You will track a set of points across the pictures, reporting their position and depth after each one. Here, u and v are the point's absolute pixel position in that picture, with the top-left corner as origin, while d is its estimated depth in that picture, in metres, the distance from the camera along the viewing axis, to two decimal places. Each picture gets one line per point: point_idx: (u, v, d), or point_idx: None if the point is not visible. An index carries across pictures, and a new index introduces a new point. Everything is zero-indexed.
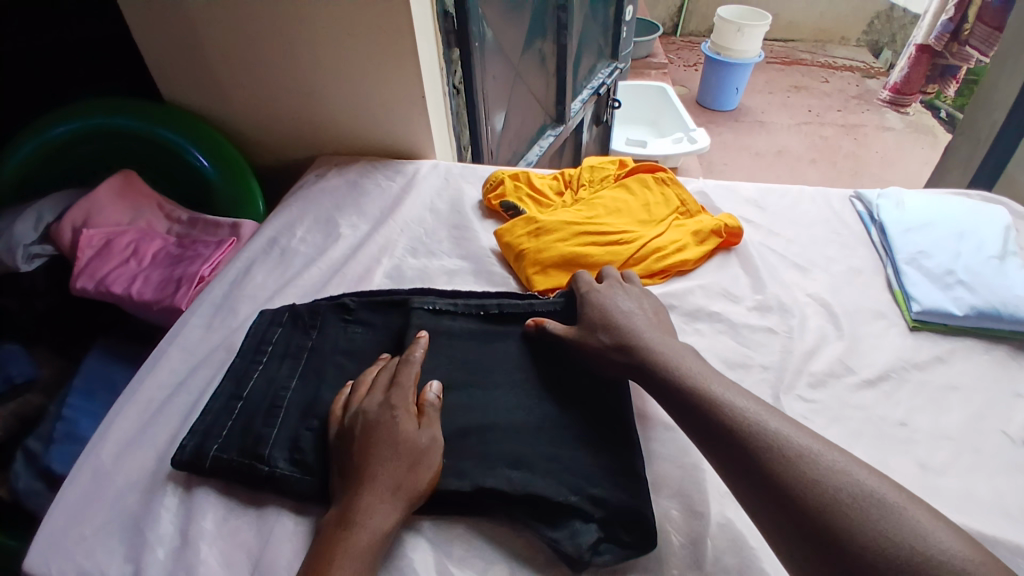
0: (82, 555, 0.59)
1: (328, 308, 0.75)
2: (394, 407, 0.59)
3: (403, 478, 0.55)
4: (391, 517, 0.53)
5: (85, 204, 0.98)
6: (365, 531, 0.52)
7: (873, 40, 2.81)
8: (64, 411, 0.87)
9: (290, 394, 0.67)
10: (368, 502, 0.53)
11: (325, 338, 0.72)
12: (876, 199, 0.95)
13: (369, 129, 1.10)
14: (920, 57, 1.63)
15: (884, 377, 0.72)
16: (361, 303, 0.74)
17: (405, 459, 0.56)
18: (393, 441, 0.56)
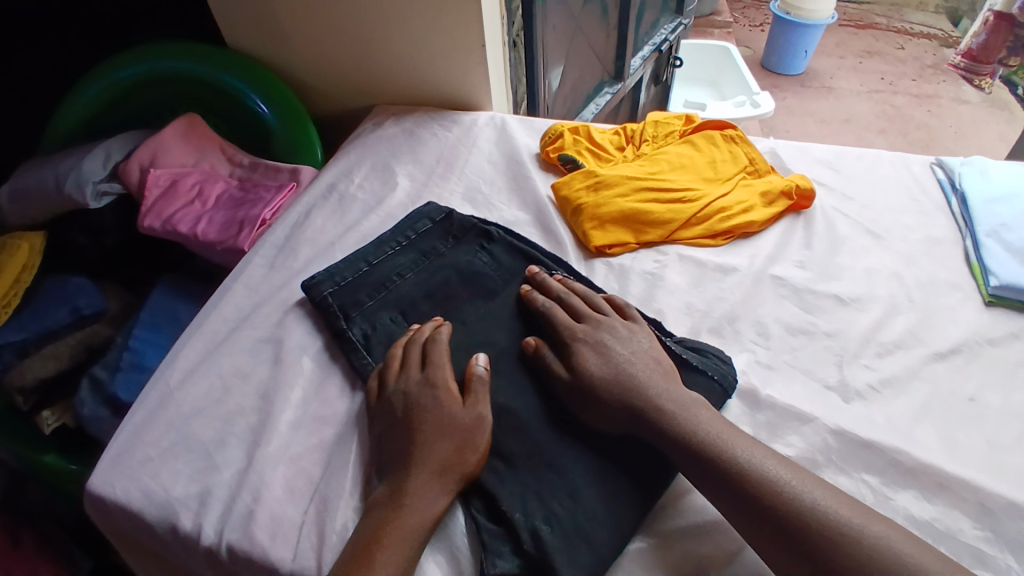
0: (149, 474, 0.63)
1: (475, 229, 0.80)
2: (434, 384, 0.61)
3: (449, 459, 0.56)
4: (436, 503, 0.54)
5: (151, 144, 1.02)
6: (412, 515, 0.53)
7: (952, 7, 2.54)
8: (132, 342, 0.92)
9: (400, 281, 0.76)
10: (416, 486, 0.54)
11: (458, 250, 0.79)
12: (959, 165, 0.88)
13: (426, 78, 1.09)
14: (998, 24, 1.41)
15: (956, 351, 0.68)
16: (503, 236, 0.79)
17: (456, 437, 0.57)
18: (439, 420, 0.58)
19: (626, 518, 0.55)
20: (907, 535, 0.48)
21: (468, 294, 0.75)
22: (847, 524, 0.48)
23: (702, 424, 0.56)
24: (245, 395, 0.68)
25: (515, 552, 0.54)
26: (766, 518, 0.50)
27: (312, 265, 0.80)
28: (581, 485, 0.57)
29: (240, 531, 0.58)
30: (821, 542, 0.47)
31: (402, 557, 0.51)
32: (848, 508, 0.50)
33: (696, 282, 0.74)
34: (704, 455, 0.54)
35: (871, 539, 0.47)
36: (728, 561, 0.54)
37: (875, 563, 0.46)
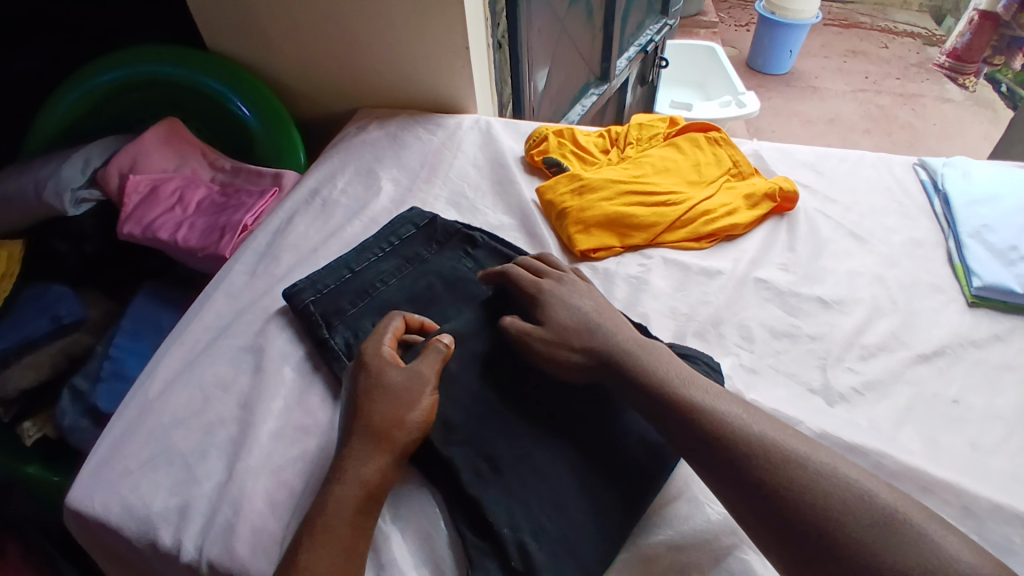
0: (129, 487, 0.62)
1: (460, 235, 0.80)
2: (366, 355, 0.60)
3: (377, 427, 0.55)
4: (364, 471, 0.53)
5: (131, 149, 1.00)
6: (341, 486, 0.52)
7: (935, 7, 2.56)
8: (113, 351, 0.90)
9: (385, 288, 0.75)
10: (345, 458, 0.54)
11: (442, 255, 0.78)
12: (941, 166, 0.89)
13: (411, 81, 1.08)
14: (982, 25, 1.58)
15: (939, 353, 0.69)
16: (488, 242, 0.79)
17: (388, 401, 0.56)
18: (370, 387, 0.57)
19: (613, 532, 0.55)
20: (861, 469, 0.49)
21: (452, 300, 0.74)
22: (795, 454, 0.49)
23: (662, 368, 0.57)
24: (226, 406, 0.67)
25: (503, 568, 0.53)
26: (717, 453, 0.51)
27: (295, 271, 0.79)
28: (569, 497, 0.57)
29: (221, 545, 0.57)
30: (768, 472, 0.48)
31: (337, 527, 0.50)
32: (797, 441, 0.51)
33: (680, 285, 0.74)
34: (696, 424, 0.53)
35: (817, 469, 0.48)
36: (713, 568, 0.54)
37: (818, 490, 0.47)
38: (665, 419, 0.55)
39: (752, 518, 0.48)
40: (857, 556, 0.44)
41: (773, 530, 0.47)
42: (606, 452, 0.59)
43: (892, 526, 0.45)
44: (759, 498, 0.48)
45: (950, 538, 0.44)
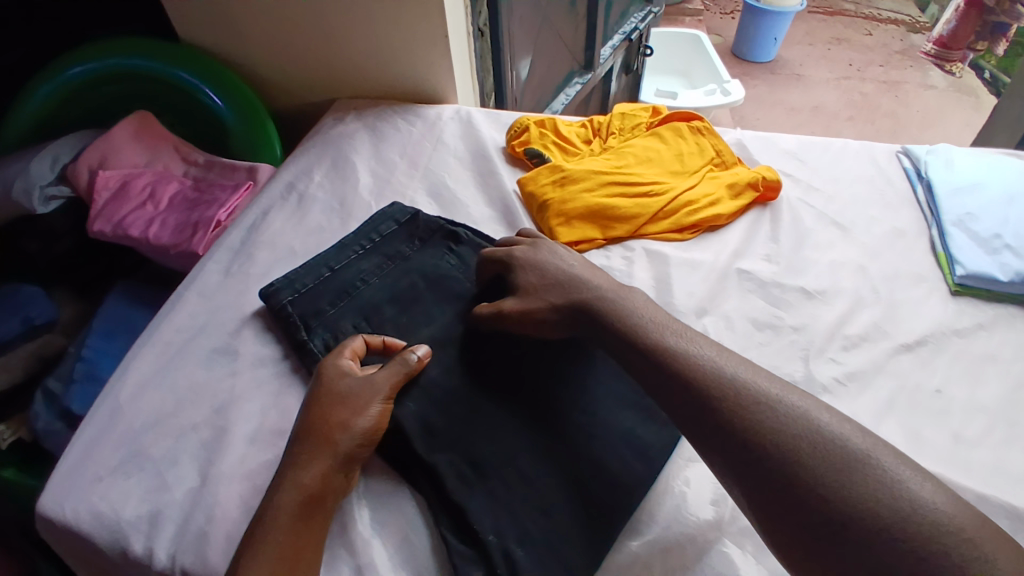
0: (99, 494, 0.60)
1: (441, 230, 0.78)
2: (326, 366, 0.60)
3: (325, 434, 0.55)
4: (308, 475, 0.52)
5: (101, 145, 0.97)
6: (286, 491, 0.52)
7: None
8: (85, 352, 0.88)
9: (364, 286, 0.73)
10: (291, 464, 0.53)
11: (423, 253, 0.77)
12: (924, 154, 0.88)
13: (389, 71, 1.05)
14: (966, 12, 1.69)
15: (922, 344, 0.68)
16: (470, 237, 0.77)
17: (337, 408, 0.56)
18: (322, 395, 0.58)
19: (599, 533, 0.54)
20: (838, 413, 0.48)
21: (433, 297, 0.72)
22: (767, 395, 0.49)
23: (638, 315, 0.58)
24: (199, 409, 0.65)
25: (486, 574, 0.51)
26: (688, 396, 0.51)
27: (271, 270, 0.77)
28: (556, 497, 0.56)
29: (195, 553, 0.55)
30: (737, 412, 0.48)
31: (275, 528, 0.49)
32: (769, 382, 0.50)
33: (664, 278, 0.73)
34: (690, 389, 0.51)
35: (789, 411, 0.48)
36: (694, 565, 0.53)
37: (785, 430, 0.46)
38: (638, 368, 0.55)
39: (719, 457, 0.48)
40: (819, 495, 0.43)
41: (738, 469, 0.47)
42: (589, 432, 0.60)
43: (858, 466, 0.44)
44: (727, 438, 0.48)
45: (918, 480, 0.43)
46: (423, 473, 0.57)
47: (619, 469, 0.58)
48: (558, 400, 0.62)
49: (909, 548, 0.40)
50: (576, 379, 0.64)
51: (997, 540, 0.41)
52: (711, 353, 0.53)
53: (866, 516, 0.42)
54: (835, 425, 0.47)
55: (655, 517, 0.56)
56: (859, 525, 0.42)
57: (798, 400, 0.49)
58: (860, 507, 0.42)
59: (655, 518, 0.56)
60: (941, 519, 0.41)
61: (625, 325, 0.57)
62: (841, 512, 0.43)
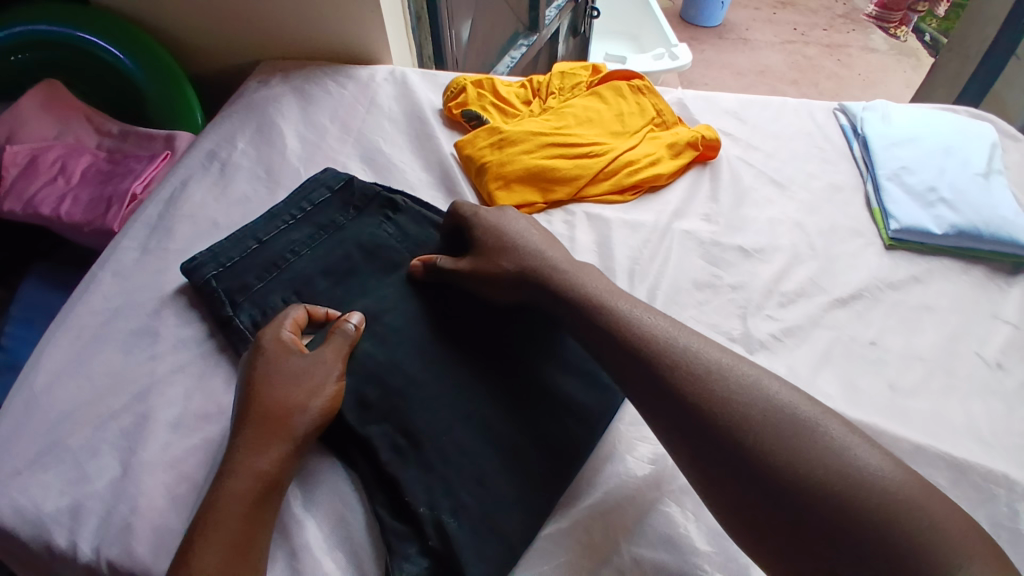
0: (14, 490, 0.55)
1: (378, 198, 0.75)
2: (267, 343, 0.56)
3: (277, 417, 0.52)
4: (264, 460, 0.49)
5: (5, 119, 0.89)
6: (239, 477, 0.48)
7: None
8: (1, 341, 0.82)
9: (295, 258, 0.69)
10: (241, 449, 0.50)
11: (359, 222, 0.73)
12: (861, 111, 0.89)
13: (317, 29, 0.99)
14: None
15: (857, 297, 0.70)
16: (410, 205, 0.74)
17: (289, 387, 0.53)
18: (269, 374, 0.54)
19: (540, 501, 0.54)
20: (789, 384, 0.49)
21: (369, 268, 0.69)
22: (717, 365, 0.49)
23: (592, 288, 0.58)
24: (118, 395, 0.61)
25: (423, 552, 0.51)
26: (640, 368, 0.51)
27: (193, 245, 0.72)
28: (496, 467, 0.55)
29: (120, 546, 0.52)
30: (687, 383, 0.49)
31: (229, 517, 0.46)
32: (720, 354, 0.51)
33: (605, 240, 0.72)
34: (648, 366, 0.51)
35: (739, 382, 0.48)
36: (637, 527, 0.53)
37: (734, 400, 0.47)
38: (593, 340, 0.55)
39: (668, 428, 0.49)
40: (773, 464, 0.44)
41: (686, 438, 0.47)
42: (539, 409, 0.59)
43: (805, 434, 0.45)
44: (676, 408, 0.48)
45: (862, 447, 0.44)
46: (360, 448, 0.55)
47: (568, 446, 0.57)
48: (497, 370, 0.60)
49: (855, 512, 0.41)
50: (516, 348, 0.62)
51: (942, 505, 0.42)
52: (664, 327, 0.53)
53: (815, 484, 0.42)
54: (784, 396, 0.47)
55: (595, 484, 0.56)
56: (806, 492, 0.42)
57: (748, 373, 0.49)
58: (808, 475, 0.43)
59: (595, 485, 0.56)
60: (886, 484, 0.42)
61: (579, 295, 0.57)
62: (787, 479, 0.43)
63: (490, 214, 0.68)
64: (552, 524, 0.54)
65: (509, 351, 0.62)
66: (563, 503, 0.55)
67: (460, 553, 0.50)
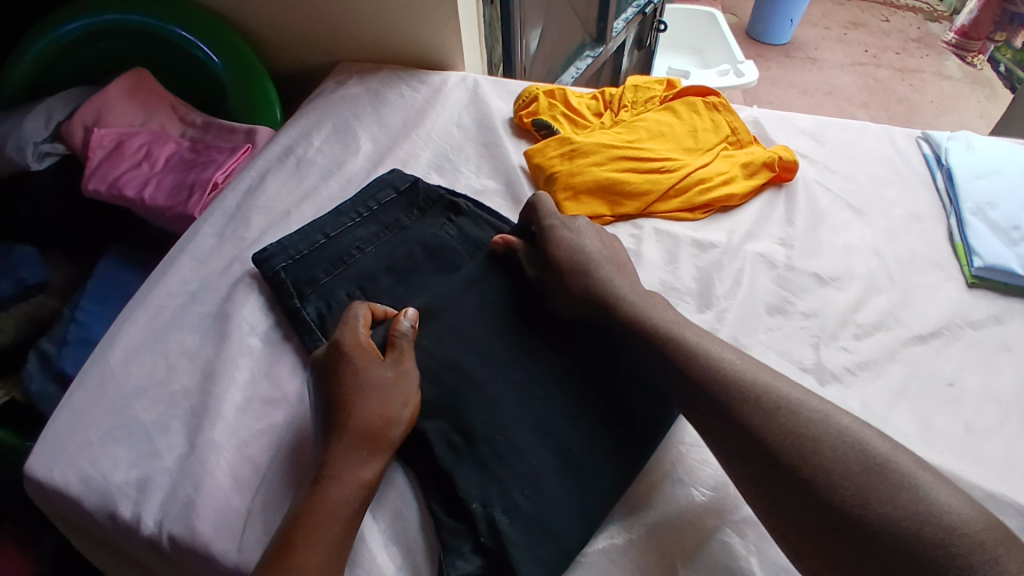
0: (94, 457, 0.58)
1: (442, 200, 0.75)
2: (349, 347, 0.56)
3: (372, 426, 0.52)
4: (365, 470, 0.51)
5: (95, 103, 0.94)
6: (342, 486, 0.49)
7: None
8: (79, 314, 0.86)
9: (360, 256, 0.70)
10: (339, 456, 0.51)
11: (422, 222, 0.73)
12: (945, 140, 0.85)
13: (392, 33, 1.01)
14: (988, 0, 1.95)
15: (937, 334, 0.66)
16: (473, 204, 0.74)
17: (380, 396, 0.54)
18: (358, 380, 0.54)
19: (594, 517, 0.53)
20: (870, 427, 0.47)
21: (433, 270, 0.70)
22: (794, 404, 0.48)
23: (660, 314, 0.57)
24: (191, 374, 0.64)
25: (476, 552, 0.51)
26: (713, 400, 0.50)
27: (266, 236, 0.75)
28: (551, 476, 0.54)
29: (184, 521, 0.54)
30: (764, 420, 0.47)
31: (333, 526, 0.47)
32: (797, 391, 0.49)
33: (671, 257, 0.71)
34: (711, 393, 0.50)
35: (819, 422, 0.47)
36: (695, 553, 0.52)
37: (802, 436, 0.46)
38: (659, 365, 0.54)
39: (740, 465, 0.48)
40: (848, 506, 0.42)
41: (760, 476, 0.46)
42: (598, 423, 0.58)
43: (890, 480, 0.43)
44: (741, 441, 0.48)
45: (945, 495, 0.42)
46: (417, 448, 0.56)
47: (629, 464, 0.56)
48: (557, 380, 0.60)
49: (945, 569, 0.39)
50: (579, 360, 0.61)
51: None
52: (737, 359, 0.52)
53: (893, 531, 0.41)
54: (859, 433, 0.46)
55: (647, 504, 0.55)
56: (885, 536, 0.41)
57: (816, 405, 0.48)
58: (894, 524, 0.41)
59: (646, 505, 0.55)
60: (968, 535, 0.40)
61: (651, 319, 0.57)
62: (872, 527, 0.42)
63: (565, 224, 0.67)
64: (602, 540, 0.53)
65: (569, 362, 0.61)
66: (616, 519, 0.54)
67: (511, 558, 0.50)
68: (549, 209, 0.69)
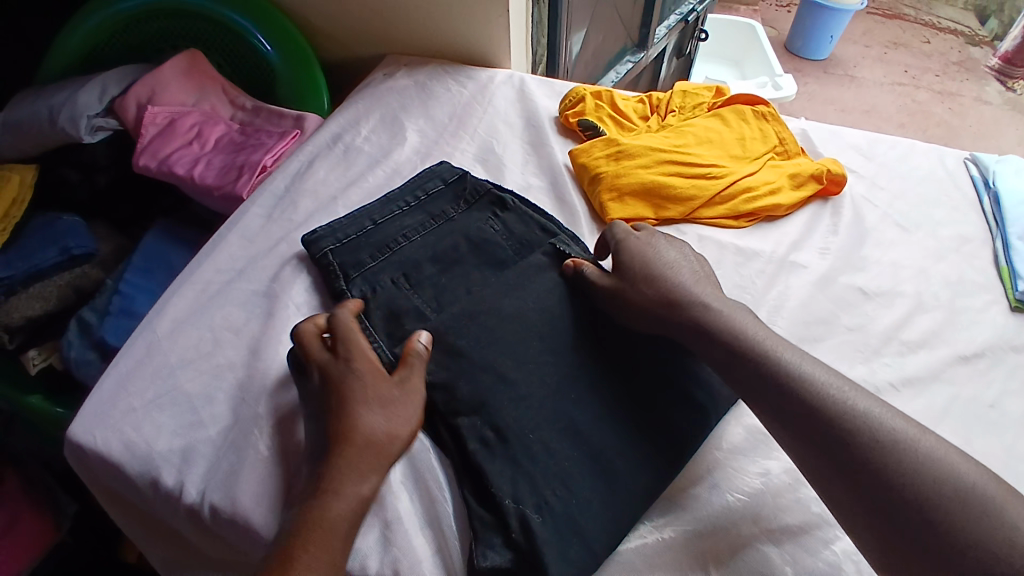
0: (138, 424, 0.60)
1: (489, 196, 0.75)
2: (354, 362, 0.57)
3: (378, 442, 0.53)
4: (365, 486, 0.51)
5: (149, 80, 0.97)
6: (343, 502, 0.50)
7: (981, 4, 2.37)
8: (122, 286, 0.87)
9: (406, 245, 0.71)
10: (339, 469, 0.51)
11: (468, 216, 0.74)
12: (994, 163, 0.84)
13: (442, 29, 1.03)
14: None
15: (980, 355, 0.65)
16: (520, 203, 0.74)
17: (383, 415, 0.54)
18: (364, 397, 0.55)
19: (626, 515, 0.53)
20: (976, 461, 0.46)
21: (476, 263, 0.70)
22: (899, 435, 0.47)
23: (749, 331, 0.56)
24: (236, 349, 0.65)
25: (506, 544, 0.51)
26: (810, 423, 0.49)
27: (313, 220, 0.76)
28: (590, 477, 0.55)
29: (224, 492, 0.56)
30: (864, 446, 0.47)
31: (330, 542, 0.48)
32: (900, 420, 0.49)
33: (715, 264, 0.71)
34: (810, 406, 0.50)
35: (924, 456, 0.46)
36: (729, 559, 0.52)
37: (903, 460, 0.46)
38: (744, 376, 0.54)
39: (828, 484, 0.48)
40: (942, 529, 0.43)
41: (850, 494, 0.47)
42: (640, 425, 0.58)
43: (976, 506, 0.44)
44: (838, 460, 0.48)
45: None
46: (453, 434, 0.57)
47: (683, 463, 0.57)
48: (598, 378, 0.60)
49: None
50: (620, 361, 0.61)
51: None
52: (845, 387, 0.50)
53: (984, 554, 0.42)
54: (961, 467, 0.46)
55: (683, 505, 0.55)
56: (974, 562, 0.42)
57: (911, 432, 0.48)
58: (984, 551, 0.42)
59: (683, 506, 0.55)
60: None
61: (734, 339, 0.56)
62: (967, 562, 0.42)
63: (643, 238, 0.67)
64: (636, 537, 0.54)
65: (609, 362, 0.61)
66: (652, 517, 0.55)
67: (543, 549, 0.50)
68: (622, 230, 0.69)
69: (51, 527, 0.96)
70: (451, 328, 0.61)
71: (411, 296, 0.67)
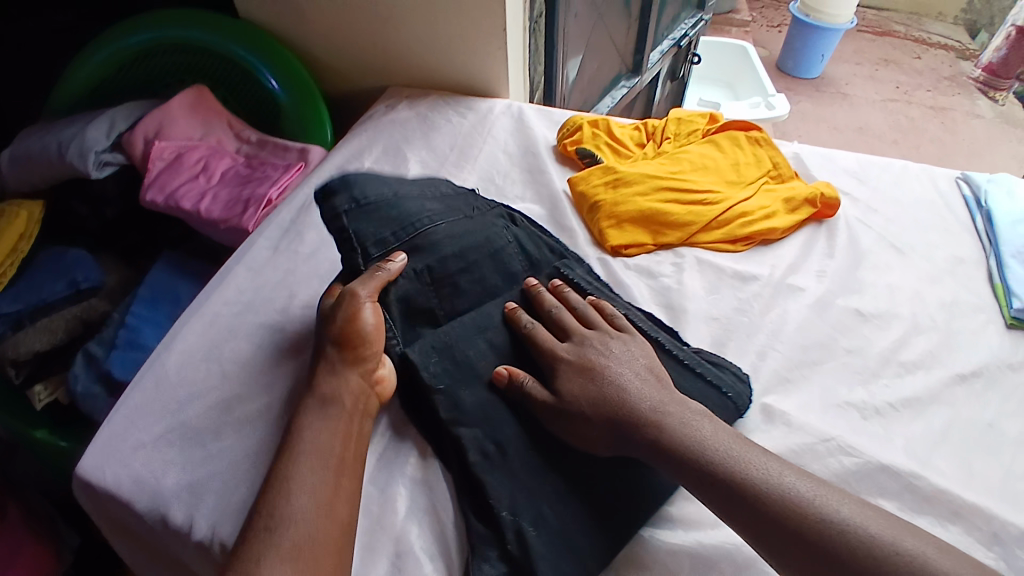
0: (147, 460, 0.61)
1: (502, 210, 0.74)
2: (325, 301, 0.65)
3: (333, 347, 0.60)
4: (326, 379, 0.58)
5: (157, 115, 0.99)
6: (312, 409, 0.57)
7: (970, 20, 2.45)
8: (128, 319, 0.88)
9: (428, 230, 0.67)
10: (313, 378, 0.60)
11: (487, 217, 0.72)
12: (985, 183, 0.86)
13: (443, 62, 1.06)
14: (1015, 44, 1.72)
15: (977, 374, 0.66)
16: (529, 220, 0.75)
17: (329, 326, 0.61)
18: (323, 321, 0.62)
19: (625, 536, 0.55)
20: (922, 534, 0.46)
21: None
22: (848, 521, 0.46)
23: (690, 430, 0.53)
24: (244, 382, 0.66)
25: (502, 556, 0.53)
26: (762, 522, 0.47)
27: (320, 252, 0.78)
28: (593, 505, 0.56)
29: (234, 526, 0.56)
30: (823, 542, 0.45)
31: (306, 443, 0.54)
32: (849, 506, 0.47)
33: (713, 289, 0.72)
34: (761, 508, 0.48)
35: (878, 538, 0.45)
36: None
37: (864, 548, 0.44)
38: (692, 476, 0.51)
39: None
40: None
41: None
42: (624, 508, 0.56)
43: None
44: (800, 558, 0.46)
45: None
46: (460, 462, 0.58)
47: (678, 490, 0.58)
48: None
49: None
50: None
51: None
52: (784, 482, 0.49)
53: None
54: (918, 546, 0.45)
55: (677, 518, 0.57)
56: None
57: (862, 517, 0.46)
58: None
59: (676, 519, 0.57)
60: None
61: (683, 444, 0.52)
62: None
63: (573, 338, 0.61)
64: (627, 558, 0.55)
65: None
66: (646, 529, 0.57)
67: (537, 563, 0.52)
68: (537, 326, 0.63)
69: (50, 560, 0.94)
70: (456, 357, 0.62)
71: (430, 295, 0.65)
